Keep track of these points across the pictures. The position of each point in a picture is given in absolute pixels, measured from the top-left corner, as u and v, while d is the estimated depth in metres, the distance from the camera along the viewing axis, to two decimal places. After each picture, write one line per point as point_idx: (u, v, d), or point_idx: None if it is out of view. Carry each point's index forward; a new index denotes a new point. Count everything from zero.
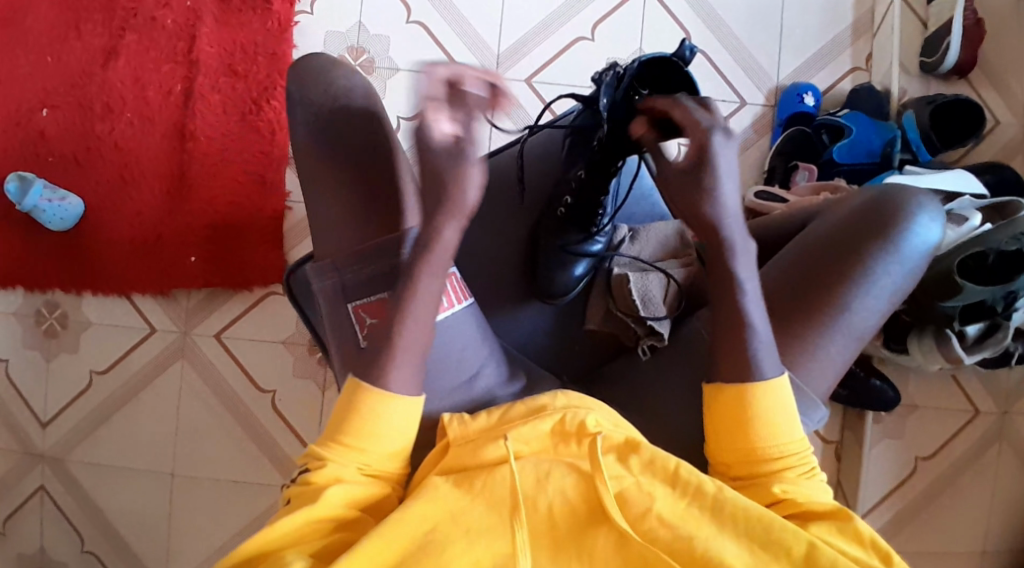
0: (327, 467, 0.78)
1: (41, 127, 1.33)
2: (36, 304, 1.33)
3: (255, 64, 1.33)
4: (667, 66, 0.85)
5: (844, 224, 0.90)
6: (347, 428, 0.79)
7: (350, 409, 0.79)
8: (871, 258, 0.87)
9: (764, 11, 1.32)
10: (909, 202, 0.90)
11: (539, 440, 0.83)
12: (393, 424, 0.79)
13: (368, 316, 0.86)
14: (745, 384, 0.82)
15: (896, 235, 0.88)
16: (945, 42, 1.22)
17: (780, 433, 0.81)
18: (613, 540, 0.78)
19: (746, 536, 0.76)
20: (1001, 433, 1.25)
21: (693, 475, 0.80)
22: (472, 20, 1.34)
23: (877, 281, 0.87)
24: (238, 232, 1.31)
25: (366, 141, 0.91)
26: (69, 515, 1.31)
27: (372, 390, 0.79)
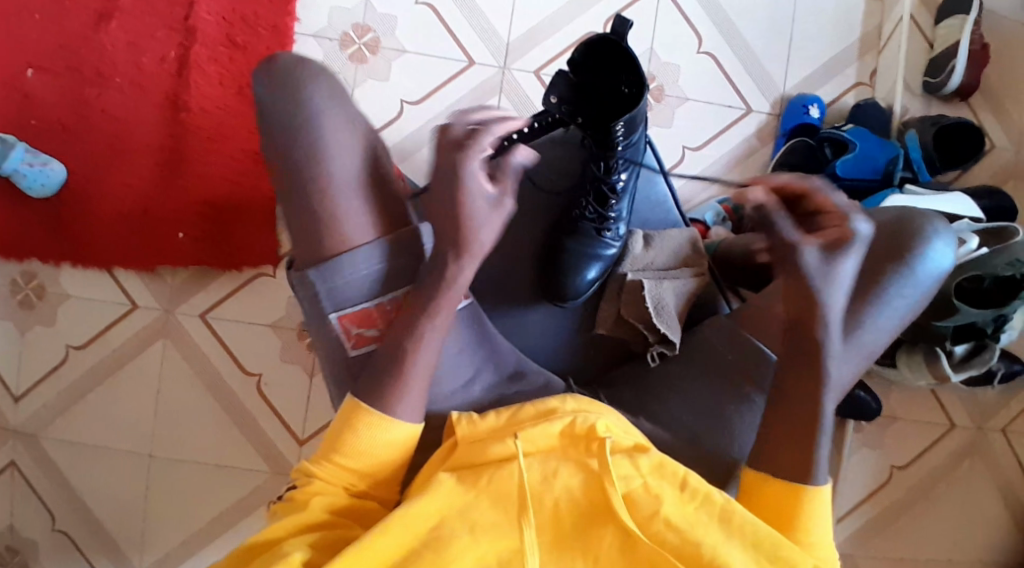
0: (313, 483, 0.79)
1: (25, 88, 1.26)
2: (12, 273, 1.27)
3: (256, 37, 1.28)
4: (612, 54, 0.92)
5: (858, 246, 0.89)
6: (335, 447, 0.79)
7: (343, 427, 0.79)
8: (886, 276, 0.87)
9: (777, 20, 1.32)
10: (925, 226, 0.89)
11: (548, 441, 0.81)
12: (378, 446, 0.79)
13: (358, 325, 0.85)
14: (806, 484, 0.81)
15: (912, 258, 0.87)
16: (951, 63, 1.24)
17: (813, 536, 0.80)
18: (619, 541, 0.76)
19: (754, 541, 0.75)
20: (974, 448, 1.30)
21: (701, 485, 0.79)
22: (483, 6, 1.31)
23: (890, 299, 0.87)
24: (228, 210, 1.27)
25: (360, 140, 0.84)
26: (39, 492, 1.27)
27: (368, 413, 0.78)
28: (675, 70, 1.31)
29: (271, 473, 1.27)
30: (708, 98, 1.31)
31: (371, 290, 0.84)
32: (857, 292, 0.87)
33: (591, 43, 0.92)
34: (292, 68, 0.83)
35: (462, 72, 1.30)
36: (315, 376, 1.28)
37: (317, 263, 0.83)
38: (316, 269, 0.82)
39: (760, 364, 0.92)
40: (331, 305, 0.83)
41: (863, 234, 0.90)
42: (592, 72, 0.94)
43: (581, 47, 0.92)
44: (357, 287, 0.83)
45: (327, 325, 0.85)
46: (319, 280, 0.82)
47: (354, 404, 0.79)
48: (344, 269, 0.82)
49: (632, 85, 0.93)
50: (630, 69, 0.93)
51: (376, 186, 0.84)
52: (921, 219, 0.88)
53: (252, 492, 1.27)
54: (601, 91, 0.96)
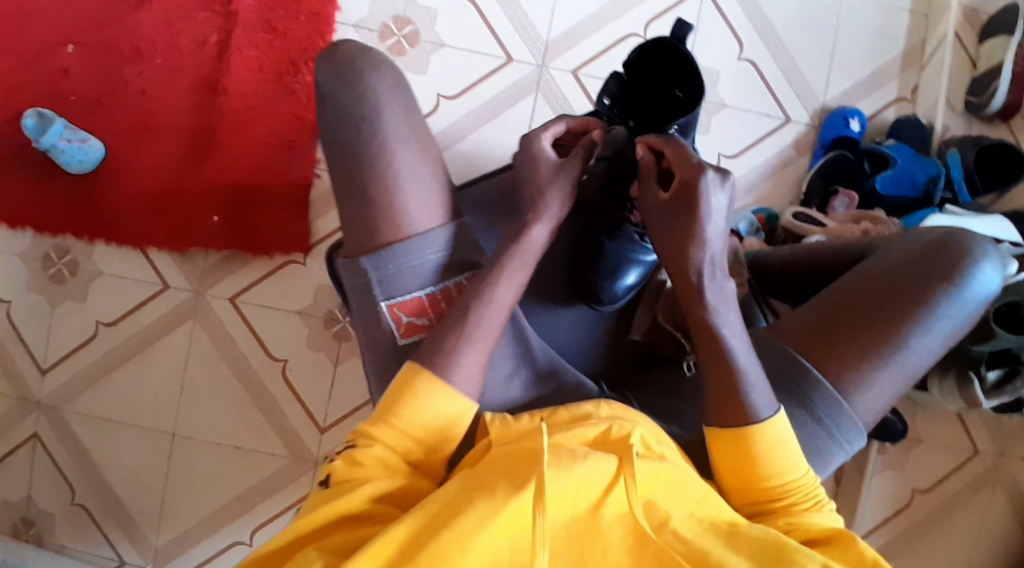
0: (376, 447, 0.78)
1: (65, 64, 1.27)
2: (44, 247, 1.28)
3: (296, 24, 1.28)
4: (667, 59, 0.91)
5: (903, 264, 0.88)
6: (401, 412, 0.79)
7: (405, 391, 0.80)
8: (930, 297, 0.86)
9: (818, 30, 1.31)
10: (971, 247, 0.88)
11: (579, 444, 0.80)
12: (442, 416, 0.80)
13: (408, 314, 0.86)
14: (744, 427, 0.80)
15: (959, 276, 0.87)
16: (992, 86, 1.23)
17: (784, 466, 0.80)
18: (630, 542, 0.75)
19: (761, 555, 0.74)
20: (997, 473, 1.28)
21: (716, 505, 0.78)
22: (523, 3, 1.31)
23: (934, 320, 0.86)
24: (261, 195, 1.27)
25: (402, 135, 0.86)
26: (60, 465, 1.28)
27: (430, 381, 0.80)
28: (714, 76, 1.30)
29: (291, 459, 1.27)
30: (746, 105, 1.30)
31: (425, 277, 0.85)
32: (901, 312, 0.86)
33: (647, 46, 0.91)
34: (350, 61, 0.85)
35: (499, 69, 1.30)
36: (339, 364, 1.29)
37: (369, 252, 0.85)
38: (368, 256, 0.84)
39: (813, 393, 0.86)
40: (382, 294, 0.85)
41: (908, 253, 0.89)
42: (648, 75, 0.93)
43: (637, 49, 0.91)
44: (412, 275, 0.85)
45: (375, 313, 0.86)
46: (371, 267, 0.84)
47: (417, 369, 0.81)
48: (397, 257, 0.84)
49: (684, 91, 0.91)
50: (686, 74, 0.91)
51: (419, 176, 0.86)
52: (968, 240, 0.87)
53: (271, 477, 1.27)
54: (653, 94, 0.94)
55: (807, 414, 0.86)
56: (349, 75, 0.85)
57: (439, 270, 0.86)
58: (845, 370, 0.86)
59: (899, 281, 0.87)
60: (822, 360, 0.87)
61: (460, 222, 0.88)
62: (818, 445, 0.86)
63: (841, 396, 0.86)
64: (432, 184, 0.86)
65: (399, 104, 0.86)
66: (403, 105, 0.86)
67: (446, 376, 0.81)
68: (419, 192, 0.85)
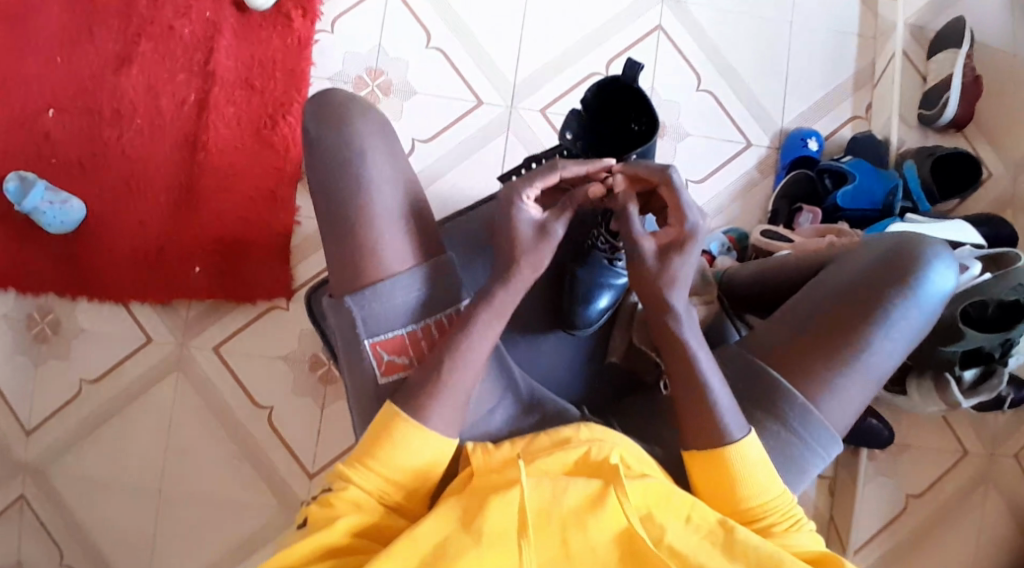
0: (351, 491, 0.79)
1: (47, 128, 1.30)
2: (28, 307, 1.29)
3: (272, 80, 1.33)
4: (625, 92, 0.93)
5: (861, 270, 0.91)
6: (375, 455, 0.80)
7: (381, 435, 0.80)
8: (888, 300, 0.89)
9: (772, 59, 1.37)
10: (925, 251, 0.91)
11: (561, 468, 0.82)
12: (418, 455, 0.80)
13: (388, 353, 0.87)
14: (720, 447, 0.83)
15: (913, 279, 0.89)
16: (944, 97, 1.28)
17: (758, 486, 0.82)
18: (622, 564, 0.77)
19: (756, 565, 0.76)
20: (989, 475, 1.29)
21: (704, 514, 0.80)
22: (490, 48, 1.36)
23: (895, 322, 0.89)
24: (243, 245, 1.30)
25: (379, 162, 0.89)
26: (46, 528, 1.26)
27: (408, 422, 0.81)
28: (676, 107, 1.35)
29: (282, 505, 1.26)
30: (709, 133, 1.35)
31: (406, 317, 0.87)
32: (862, 316, 0.89)
33: (603, 84, 0.93)
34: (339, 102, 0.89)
35: (470, 111, 1.35)
36: (326, 407, 1.29)
37: (353, 291, 0.86)
38: (352, 296, 0.86)
39: (785, 404, 0.88)
40: (365, 332, 0.86)
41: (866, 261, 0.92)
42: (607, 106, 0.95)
43: (592, 88, 0.94)
44: (391, 316, 0.86)
45: (358, 351, 0.87)
46: (355, 306, 0.86)
47: (394, 412, 0.81)
48: (381, 297, 0.85)
49: (643, 122, 0.93)
50: (641, 109, 0.93)
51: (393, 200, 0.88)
52: (920, 244, 0.91)
53: (262, 526, 1.26)
54: (612, 124, 0.97)
55: (783, 427, 0.88)
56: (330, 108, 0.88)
57: (417, 305, 0.87)
58: (812, 379, 0.89)
59: (858, 287, 0.90)
60: (790, 368, 0.90)
61: (437, 260, 0.89)
62: (793, 454, 0.89)
63: (812, 404, 0.88)
64: (405, 207, 0.89)
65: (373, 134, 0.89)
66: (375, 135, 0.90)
67: (429, 403, 0.81)
68: (395, 214, 0.88)
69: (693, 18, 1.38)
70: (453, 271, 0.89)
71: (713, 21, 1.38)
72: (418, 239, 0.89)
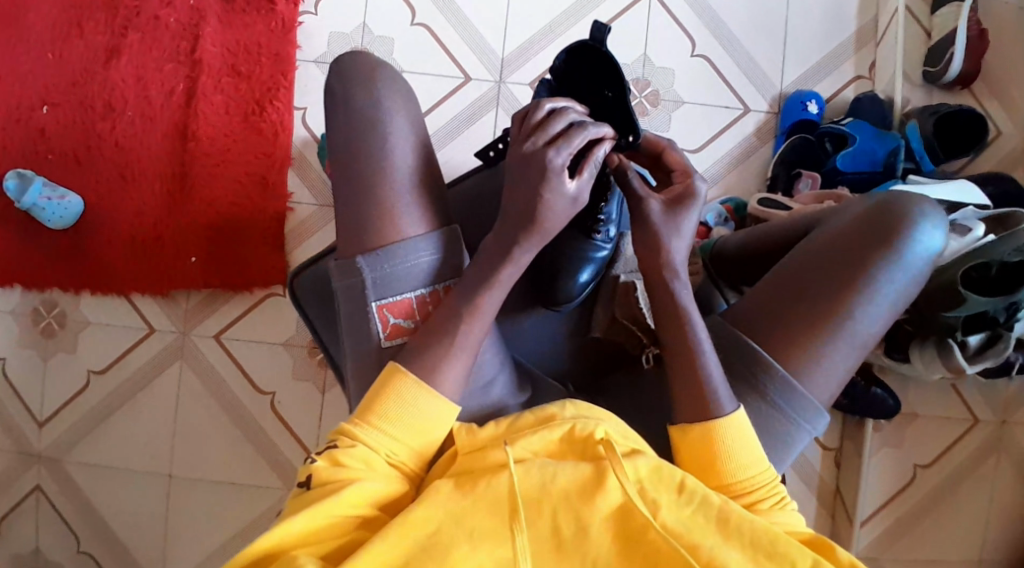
0: (356, 447, 0.80)
1: (41, 124, 1.32)
2: (34, 302, 1.32)
3: (259, 65, 1.32)
4: (596, 56, 0.89)
5: (843, 234, 0.89)
6: (383, 413, 0.81)
7: (386, 394, 0.82)
8: (872, 265, 0.87)
9: (769, 19, 1.32)
10: (911, 211, 0.89)
11: (546, 448, 0.81)
12: (424, 416, 0.82)
13: (395, 316, 0.88)
14: (711, 421, 0.81)
15: (899, 241, 0.87)
16: (948, 53, 1.21)
17: (750, 463, 0.81)
18: (617, 546, 0.76)
19: (751, 543, 0.75)
20: (1000, 442, 1.25)
21: (699, 486, 0.79)
22: (475, 22, 1.33)
23: (879, 288, 0.87)
24: (238, 232, 1.30)
25: (345, 153, 0.88)
26: (64, 515, 1.30)
27: (414, 381, 0.82)
28: (670, 75, 1.31)
29: (286, 490, 1.29)
30: (704, 98, 1.31)
31: (416, 281, 0.88)
32: (845, 283, 0.87)
33: (574, 48, 0.90)
34: (366, 69, 0.90)
35: (458, 89, 1.33)
36: (326, 392, 1.30)
37: (366, 251, 0.87)
38: (366, 256, 0.87)
39: (766, 378, 0.87)
40: (375, 294, 0.87)
41: (848, 224, 0.90)
42: (582, 71, 0.91)
43: (564, 55, 0.92)
44: (404, 276, 0.87)
45: (363, 314, 0.88)
46: (367, 267, 0.87)
47: (397, 369, 0.83)
48: (393, 258, 0.87)
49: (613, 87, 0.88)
50: (612, 73, 0.88)
51: (361, 191, 0.87)
52: (906, 203, 0.88)
53: (268, 510, 1.29)
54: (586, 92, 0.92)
55: (763, 401, 0.87)
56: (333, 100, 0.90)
57: (433, 269, 0.89)
58: (796, 352, 0.86)
59: (840, 253, 0.88)
60: (773, 341, 0.87)
61: (449, 229, 0.90)
62: (776, 428, 0.87)
63: (795, 378, 0.86)
64: (374, 198, 0.87)
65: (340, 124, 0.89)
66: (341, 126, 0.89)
67: (419, 389, 0.82)
68: (364, 207, 0.88)
69: None
70: (460, 244, 0.91)
71: None
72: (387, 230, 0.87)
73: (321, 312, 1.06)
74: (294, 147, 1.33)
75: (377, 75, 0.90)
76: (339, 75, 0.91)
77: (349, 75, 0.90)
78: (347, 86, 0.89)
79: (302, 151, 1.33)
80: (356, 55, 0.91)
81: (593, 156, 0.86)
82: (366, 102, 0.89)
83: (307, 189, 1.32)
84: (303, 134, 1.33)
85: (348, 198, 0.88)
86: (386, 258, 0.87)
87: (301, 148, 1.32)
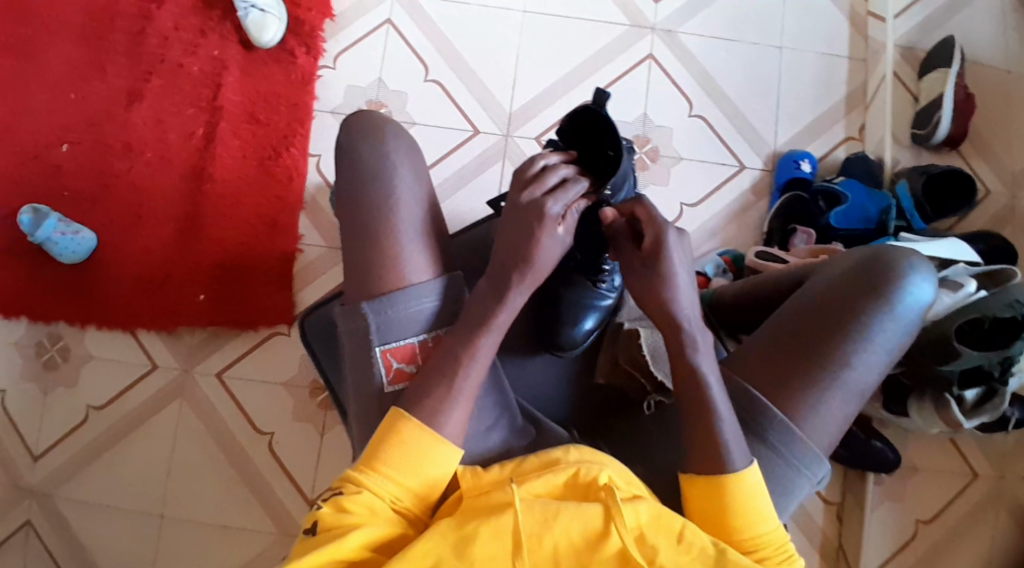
0: (361, 494, 0.80)
1: (60, 163, 1.36)
2: (39, 335, 1.33)
3: (277, 114, 1.38)
4: (598, 119, 0.91)
5: (835, 285, 0.92)
6: (387, 459, 0.82)
7: (391, 438, 0.83)
8: (866, 314, 0.89)
9: (765, 84, 1.39)
10: (902, 264, 0.91)
11: (549, 490, 0.81)
12: (429, 462, 0.82)
13: (398, 360, 0.89)
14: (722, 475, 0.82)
15: (890, 293, 0.89)
16: (936, 116, 1.28)
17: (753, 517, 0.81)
18: None
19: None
20: (1000, 498, 1.25)
21: (698, 537, 0.79)
22: (485, 79, 1.40)
23: (873, 336, 0.89)
24: (247, 272, 1.33)
25: (363, 181, 0.92)
26: (51, 553, 1.27)
27: (417, 425, 0.83)
28: (669, 133, 1.37)
29: (280, 533, 1.27)
30: (703, 156, 1.36)
31: (418, 325, 0.89)
32: (838, 331, 0.89)
33: (576, 113, 0.93)
34: (371, 123, 0.95)
35: (467, 140, 1.38)
36: (326, 433, 1.30)
37: (371, 298, 0.89)
38: (369, 302, 0.88)
39: (765, 423, 0.88)
40: (377, 339, 0.89)
41: (841, 275, 0.93)
42: (583, 135, 0.95)
43: (567, 118, 0.94)
44: (404, 323, 0.89)
45: (366, 358, 0.89)
46: (371, 312, 0.88)
47: (401, 415, 0.83)
48: (395, 304, 0.88)
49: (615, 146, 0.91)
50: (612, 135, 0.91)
51: (374, 217, 0.91)
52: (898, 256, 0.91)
53: (262, 553, 1.26)
54: (590, 155, 0.95)
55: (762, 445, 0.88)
56: (351, 142, 0.94)
57: (434, 309, 0.90)
58: (795, 400, 0.88)
59: (834, 303, 0.90)
60: (770, 388, 0.89)
61: (450, 275, 0.92)
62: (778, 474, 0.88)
63: (793, 423, 0.88)
64: (387, 224, 0.90)
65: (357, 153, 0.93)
66: (359, 155, 0.93)
67: (421, 430, 0.82)
68: (378, 232, 0.90)
69: (684, 46, 1.40)
70: (462, 287, 0.92)
71: (705, 48, 1.40)
72: (399, 256, 0.90)
73: (327, 350, 1.07)
74: (306, 192, 1.37)
75: (379, 128, 0.95)
76: (348, 130, 0.96)
77: (354, 131, 0.95)
78: (353, 135, 0.94)
79: (314, 196, 1.37)
80: (368, 113, 0.97)
81: (575, 207, 0.90)
82: (385, 134, 0.93)
83: (316, 231, 1.36)
84: (317, 180, 1.37)
85: (362, 224, 0.91)
86: (398, 280, 0.89)
87: (313, 193, 1.37)
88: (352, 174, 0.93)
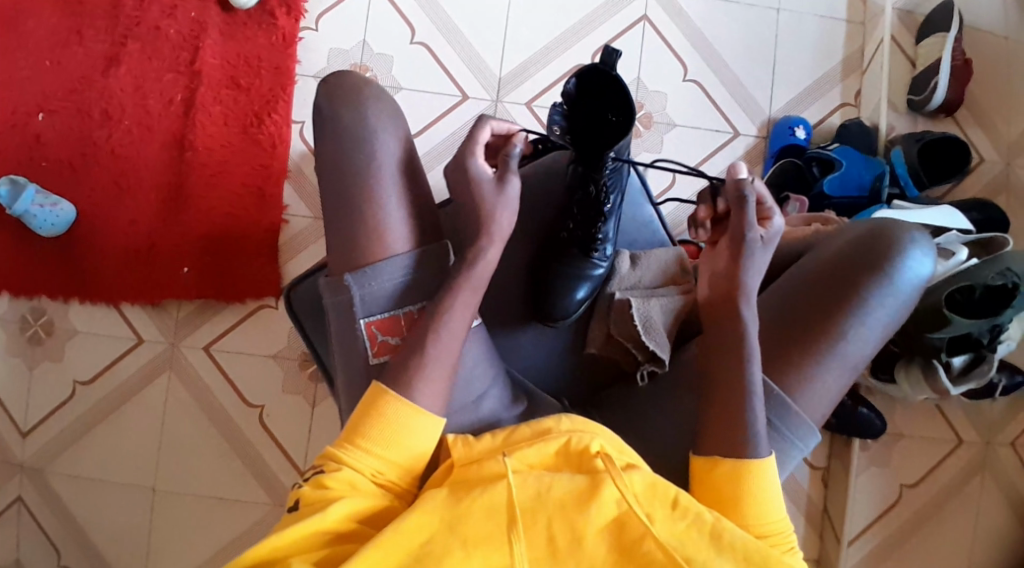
0: (342, 471, 0.79)
1: (37, 130, 1.32)
2: (22, 310, 1.31)
3: (259, 78, 1.34)
4: (609, 85, 0.91)
5: (834, 258, 0.91)
6: (368, 434, 0.81)
7: (371, 413, 0.81)
8: (864, 289, 0.88)
9: (760, 47, 1.36)
10: (902, 238, 0.90)
11: (542, 460, 0.81)
12: (410, 437, 0.81)
13: (382, 333, 0.88)
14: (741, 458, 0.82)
15: (889, 267, 0.89)
16: (932, 82, 1.26)
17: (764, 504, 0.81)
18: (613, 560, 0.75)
19: (743, 557, 0.75)
20: (984, 462, 1.28)
21: (691, 503, 0.78)
22: (474, 42, 1.36)
23: (871, 311, 0.88)
24: (233, 242, 1.31)
25: (352, 158, 0.89)
26: (45, 527, 1.27)
27: (398, 399, 0.81)
28: (663, 98, 1.34)
29: (272, 505, 1.27)
30: (697, 122, 1.34)
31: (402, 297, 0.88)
32: (836, 305, 0.88)
33: (583, 73, 0.91)
34: (354, 89, 0.91)
35: (456, 106, 1.35)
36: (317, 405, 1.29)
37: (354, 270, 0.88)
38: (353, 274, 0.87)
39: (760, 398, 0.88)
40: (361, 311, 0.88)
41: (840, 248, 0.92)
42: (586, 100, 0.93)
43: (572, 78, 0.91)
44: (389, 295, 0.88)
45: (351, 331, 0.89)
46: (355, 284, 0.87)
47: (382, 390, 0.82)
48: (379, 275, 0.87)
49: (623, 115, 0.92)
50: (618, 102, 0.92)
51: (365, 197, 0.88)
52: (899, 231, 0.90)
53: (255, 525, 1.27)
54: (590, 119, 0.95)
55: None
56: (334, 113, 0.90)
57: (428, 291, 0.89)
58: (790, 375, 0.88)
59: (833, 276, 0.89)
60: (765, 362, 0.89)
61: (440, 248, 0.90)
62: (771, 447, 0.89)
63: (787, 397, 0.88)
64: (379, 204, 0.88)
65: (345, 128, 0.89)
66: (345, 128, 0.89)
67: (410, 402, 0.81)
68: (370, 213, 0.88)
69: (678, 6, 1.37)
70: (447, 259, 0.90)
71: (700, 9, 1.37)
72: (391, 238, 0.88)
73: (315, 325, 1.05)
74: (291, 159, 1.34)
75: (363, 95, 0.90)
76: (326, 95, 0.91)
77: (336, 95, 0.90)
78: (336, 103, 0.90)
79: (300, 164, 1.34)
80: (348, 76, 0.92)
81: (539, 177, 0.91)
82: (376, 110, 0.90)
83: (303, 201, 1.33)
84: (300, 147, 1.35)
85: (353, 204, 0.88)
86: (392, 263, 0.88)
87: (299, 161, 1.33)
88: (337, 146, 0.89)
